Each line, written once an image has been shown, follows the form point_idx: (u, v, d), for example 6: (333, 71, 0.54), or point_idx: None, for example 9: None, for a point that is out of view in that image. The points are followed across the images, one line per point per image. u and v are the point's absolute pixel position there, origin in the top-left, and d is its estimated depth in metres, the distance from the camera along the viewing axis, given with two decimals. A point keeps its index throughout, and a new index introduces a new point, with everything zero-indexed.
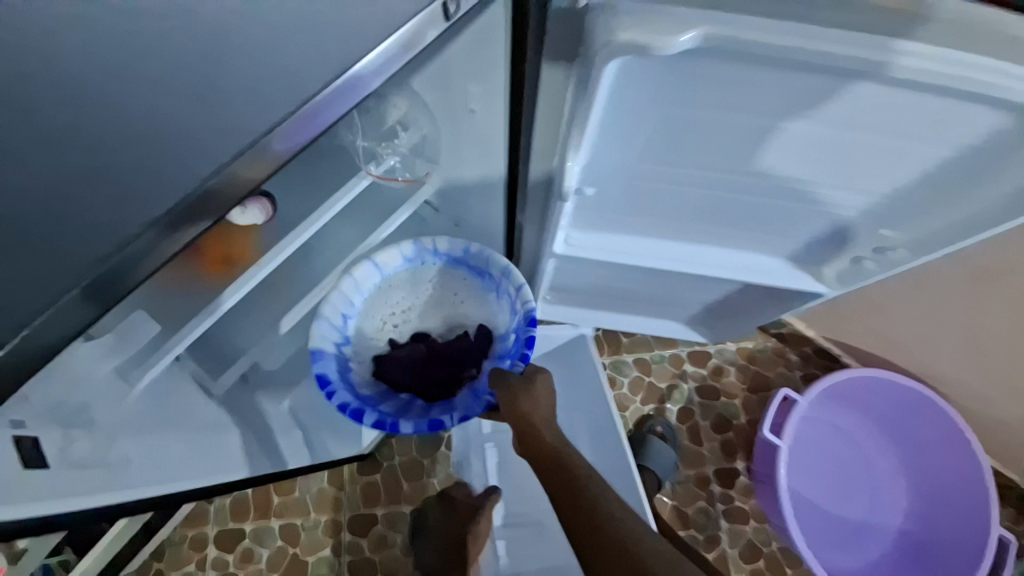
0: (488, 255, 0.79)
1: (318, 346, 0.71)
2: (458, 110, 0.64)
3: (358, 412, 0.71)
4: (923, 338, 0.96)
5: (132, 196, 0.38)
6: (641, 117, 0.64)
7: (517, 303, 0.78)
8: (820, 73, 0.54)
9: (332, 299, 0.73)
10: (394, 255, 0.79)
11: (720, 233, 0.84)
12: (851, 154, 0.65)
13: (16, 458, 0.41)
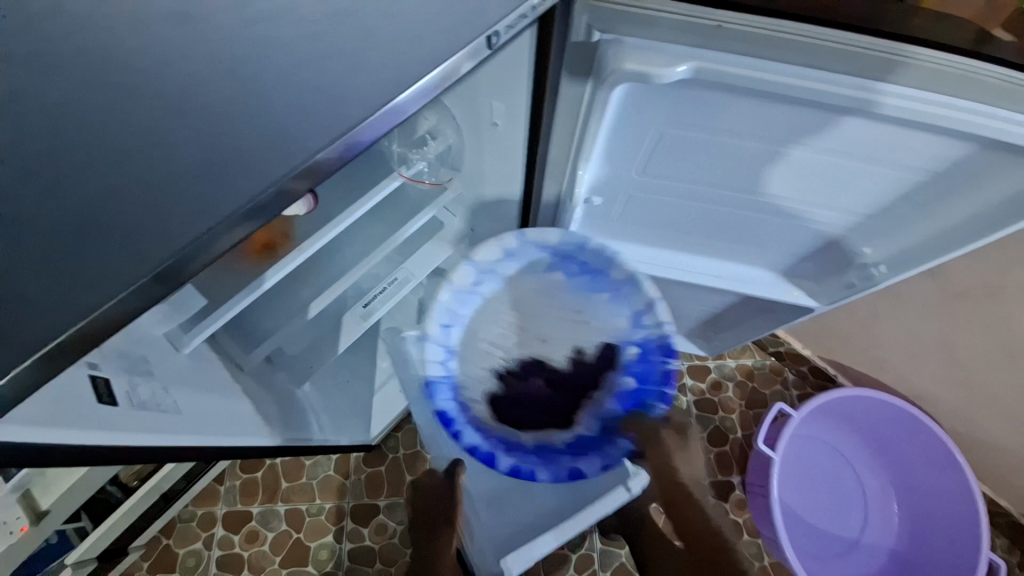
0: (609, 252, 0.70)
1: (432, 376, 0.67)
2: (482, 123, 0.61)
3: (489, 456, 0.63)
4: (917, 361, 0.97)
5: (206, 183, 0.37)
6: (645, 137, 0.56)
7: (646, 318, 0.69)
8: (807, 107, 0.49)
9: (432, 312, 0.69)
10: (491, 248, 0.70)
11: (718, 244, 0.74)
12: (846, 180, 0.59)
13: (91, 393, 0.43)
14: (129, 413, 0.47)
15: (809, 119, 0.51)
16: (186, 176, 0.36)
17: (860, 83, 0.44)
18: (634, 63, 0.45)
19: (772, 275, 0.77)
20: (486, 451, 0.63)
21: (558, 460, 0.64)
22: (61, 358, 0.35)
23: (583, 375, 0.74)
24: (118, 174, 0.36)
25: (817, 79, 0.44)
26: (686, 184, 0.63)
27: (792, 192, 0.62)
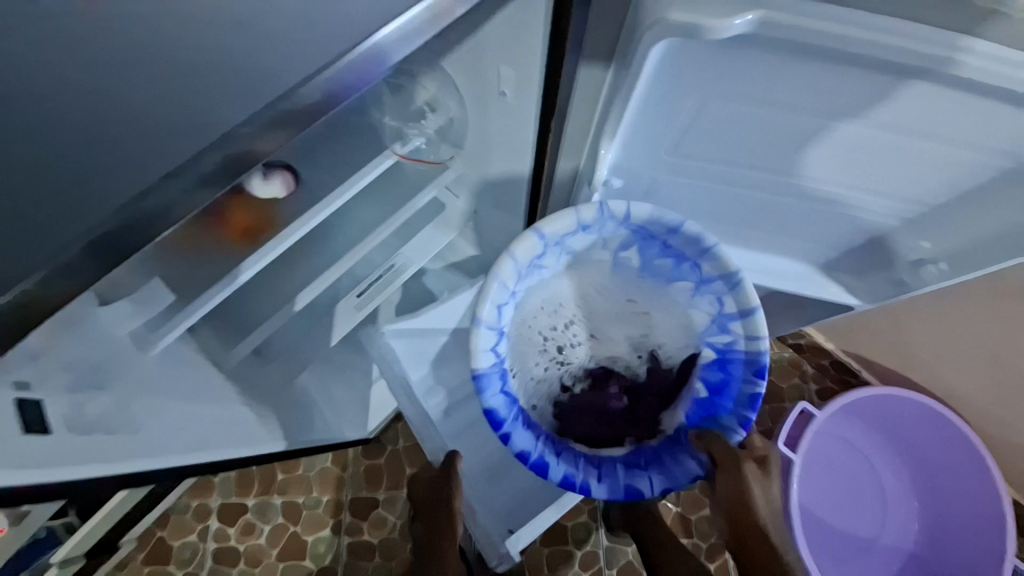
0: (702, 240, 0.63)
1: (482, 372, 0.63)
2: (488, 91, 0.53)
3: (541, 465, 0.65)
4: (951, 358, 0.90)
5: (150, 138, 0.32)
6: (679, 110, 0.48)
7: (736, 326, 0.67)
8: (877, 73, 0.41)
9: (490, 288, 0.62)
10: (568, 221, 0.62)
11: (749, 233, 0.66)
12: (902, 162, 0.51)
13: (17, 420, 0.40)
14: (65, 441, 0.42)
15: (875, 88, 0.42)
16: (137, 140, 0.32)
17: (944, 38, 0.36)
18: (682, 13, 0.36)
19: (808, 268, 0.70)
20: (537, 458, 0.65)
21: (615, 474, 0.67)
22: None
23: (651, 382, 0.78)
24: (42, 127, 0.30)
25: (900, 37, 0.36)
26: (721, 164, 0.55)
27: (841, 175, 0.54)
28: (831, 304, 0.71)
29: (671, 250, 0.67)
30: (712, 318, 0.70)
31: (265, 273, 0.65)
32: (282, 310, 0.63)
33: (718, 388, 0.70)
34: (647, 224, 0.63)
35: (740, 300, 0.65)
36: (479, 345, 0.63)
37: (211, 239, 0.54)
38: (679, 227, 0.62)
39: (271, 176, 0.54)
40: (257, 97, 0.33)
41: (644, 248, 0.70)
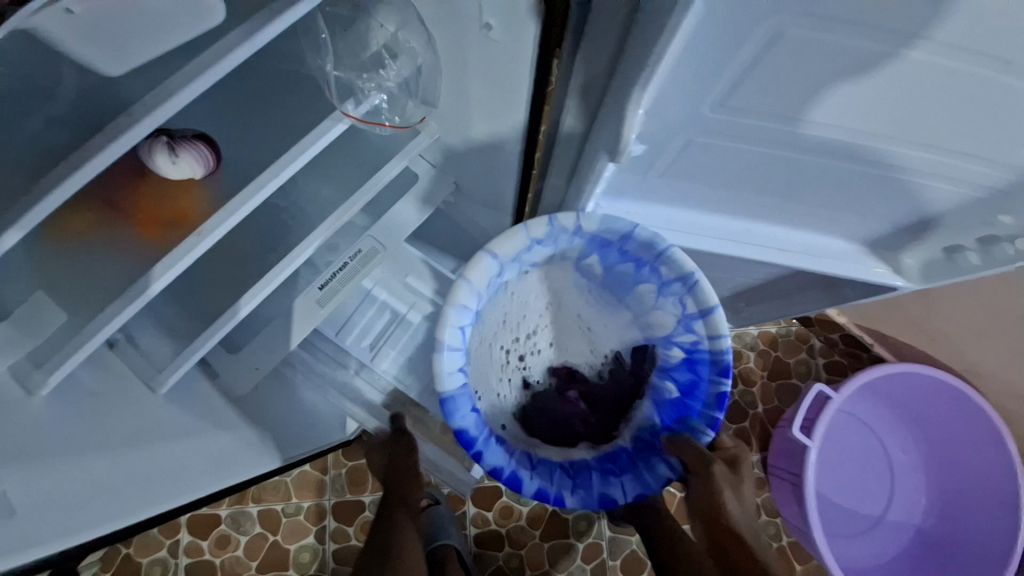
0: (656, 244, 0.59)
1: (449, 396, 0.59)
2: (467, 26, 0.39)
3: (514, 479, 0.62)
4: (982, 337, 0.83)
5: None
6: (727, 48, 0.34)
7: (697, 327, 0.64)
8: None
9: (450, 312, 0.59)
10: (519, 239, 0.60)
11: (783, 208, 0.55)
12: (954, 105, 0.38)
13: None
14: None
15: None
16: None
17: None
18: None
19: (850, 246, 0.60)
20: (510, 472, 0.62)
21: (589, 483, 0.65)
22: None
23: (617, 384, 0.76)
24: None
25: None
26: (769, 122, 0.42)
27: (930, 136, 0.42)
28: (870, 287, 0.62)
29: (628, 254, 0.63)
30: (677, 319, 0.67)
31: (199, 271, 0.53)
32: (224, 317, 0.50)
33: (689, 389, 0.68)
34: (599, 235, 0.60)
35: (699, 300, 0.62)
36: (443, 369, 0.58)
37: (111, 237, 0.42)
38: (632, 232, 0.58)
39: (181, 155, 0.40)
40: None
41: (603, 253, 0.67)
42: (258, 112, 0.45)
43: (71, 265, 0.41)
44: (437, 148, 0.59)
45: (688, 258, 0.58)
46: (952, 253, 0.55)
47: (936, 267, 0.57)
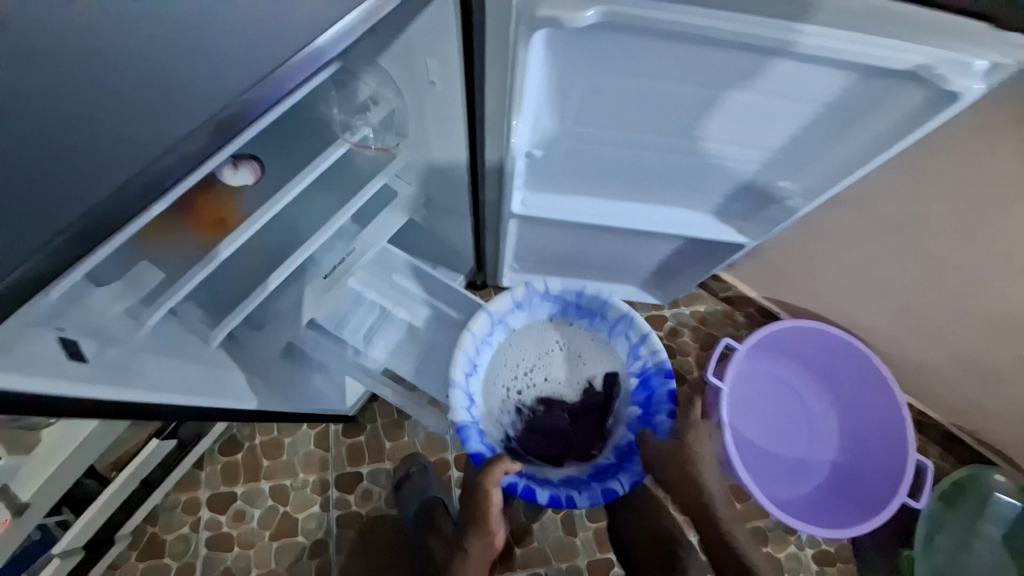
0: (601, 296, 0.96)
1: (462, 421, 0.86)
2: (420, 81, 0.61)
3: (533, 492, 0.86)
4: (849, 293, 1.01)
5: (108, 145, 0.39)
6: (568, 83, 0.58)
7: (642, 353, 0.95)
8: (727, 47, 0.51)
9: (460, 354, 0.88)
10: (506, 299, 0.95)
11: (647, 188, 0.75)
12: (726, 112, 0.60)
13: (60, 350, 0.48)
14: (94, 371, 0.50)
15: (725, 58, 0.52)
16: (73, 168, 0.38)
17: (787, 24, 0.45)
18: (541, 11, 0.45)
19: (708, 217, 0.79)
20: (525, 486, 0.86)
21: (590, 487, 0.89)
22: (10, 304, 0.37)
23: (592, 406, 0.98)
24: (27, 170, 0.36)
25: (751, 14, 0.45)
26: (617, 130, 0.65)
27: (718, 135, 0.64)
28: (732, 247, 0.84)
29: (585, 309, 0.98)
30: (626, 353, 0.97)
31: (230, 262, 0.71)
32: (257, 288, 0.69)
33: (646, 403, 0.94)
34: (564, 293, 0.97)
35: (638, 330, 0.94)
36: (456, 402, 0.86)
37: (184, 231, 0.61)
38: (583, 290, 0.96)
39: (240, 168, 0.62)
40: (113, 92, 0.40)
41: (567, 313, 1.00)
42: (282, 141, 0.66)
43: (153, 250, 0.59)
44: (408, 172, 0.82)
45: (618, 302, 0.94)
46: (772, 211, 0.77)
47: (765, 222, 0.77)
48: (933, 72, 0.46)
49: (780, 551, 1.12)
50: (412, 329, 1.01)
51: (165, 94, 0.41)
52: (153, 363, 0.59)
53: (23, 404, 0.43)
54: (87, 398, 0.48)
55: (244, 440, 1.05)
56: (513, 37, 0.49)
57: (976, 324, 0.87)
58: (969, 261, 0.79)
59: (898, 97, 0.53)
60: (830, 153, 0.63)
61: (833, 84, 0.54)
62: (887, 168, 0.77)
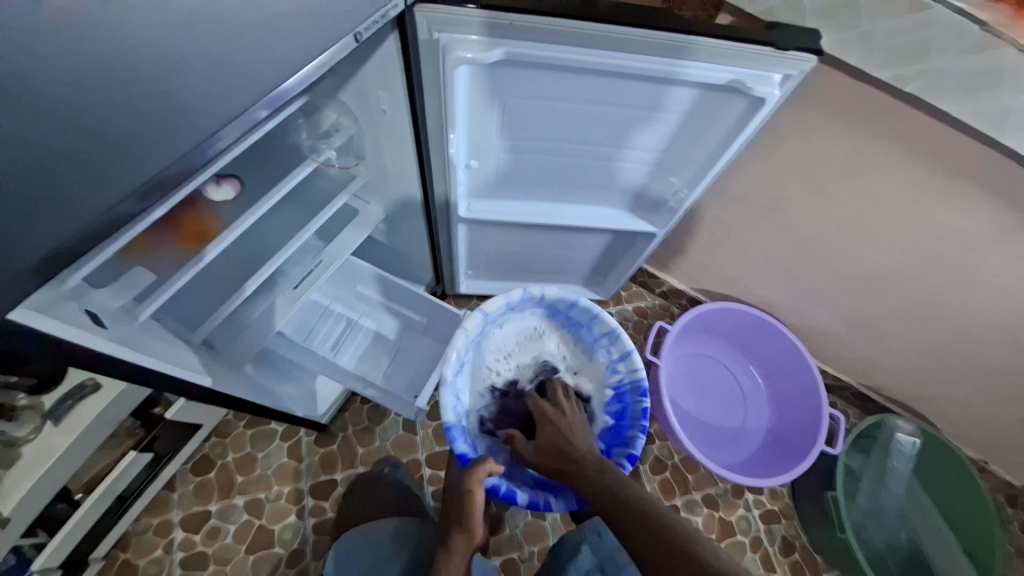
0: (590, 309, 0.98)
1: (451, 423, 0.86)
2: (374, 110, 0.74)
3: (512, 495, 0.86)
4: (752, 271, 1.21)
5: (106, 163, 0.43)
6: (490, 107, 0.74)
7: (624, 368, 0.98)
8: (608, 75, 0.68)
9: (449, 353, 0.91)
10: (500, 302, 0.97)
11: (569, 191, 0.93)
12: (617, 123, 0.77)
13: (88, 318, 0.54)
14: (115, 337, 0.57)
15: (605, 85, 0.70)
16: (79, 175, 0.42)
17: (668, 60, 0.63)
18: (461, 50, 0.62)
19: (622, 211, 0.97)
20: (507, 489, 0.86)
21: (568, 493, 0.88)
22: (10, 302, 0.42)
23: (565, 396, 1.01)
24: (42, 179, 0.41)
25: (618, 51, 0.62)
26: (536, 142, 0.81)
27: (614, 142, 0.81)
28: (648, 237, 1.00)
29: (571, 319, 1.03)
30: (607, 365, 1.01)
31: (206, 274, 0.79)
32: (234, 294, 0.76)
33: (618, 415, 0.98)
34: (555, 302, 1.01)
35: (620, 346, 0.98)
36: (446, 402, 0.87)
37: (168, 243, 0.69)
38: (576, 302, 0.99)
39: (222, 185, 0.73)
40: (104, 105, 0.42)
41: (553, 320, 1.05)
42: (255, 166, 0.77)
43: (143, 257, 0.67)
44: (368, 191, 0.94)
45: (609, 318, 0.97)
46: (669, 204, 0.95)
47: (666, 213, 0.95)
48: (743, 84, 0.66)
49: (730, 514, 1.23)
50: (378, 334, 1.09)
51: (163, 116, 0.45)
52: (157, 343, 0.65)
53: (76, 359, 0.51)
54: (116, 357, 0.55)
55: (217, 458, 1.09)
56: (442, 71, 0.65)
57: (844, 281, 1.08)
58: (823, 228, 1.00)
59: (730, 103, 0.72)
60: (706, 153, 0.81)
61: (686, 99, 0.72)
62: (757, 169, 0.98)
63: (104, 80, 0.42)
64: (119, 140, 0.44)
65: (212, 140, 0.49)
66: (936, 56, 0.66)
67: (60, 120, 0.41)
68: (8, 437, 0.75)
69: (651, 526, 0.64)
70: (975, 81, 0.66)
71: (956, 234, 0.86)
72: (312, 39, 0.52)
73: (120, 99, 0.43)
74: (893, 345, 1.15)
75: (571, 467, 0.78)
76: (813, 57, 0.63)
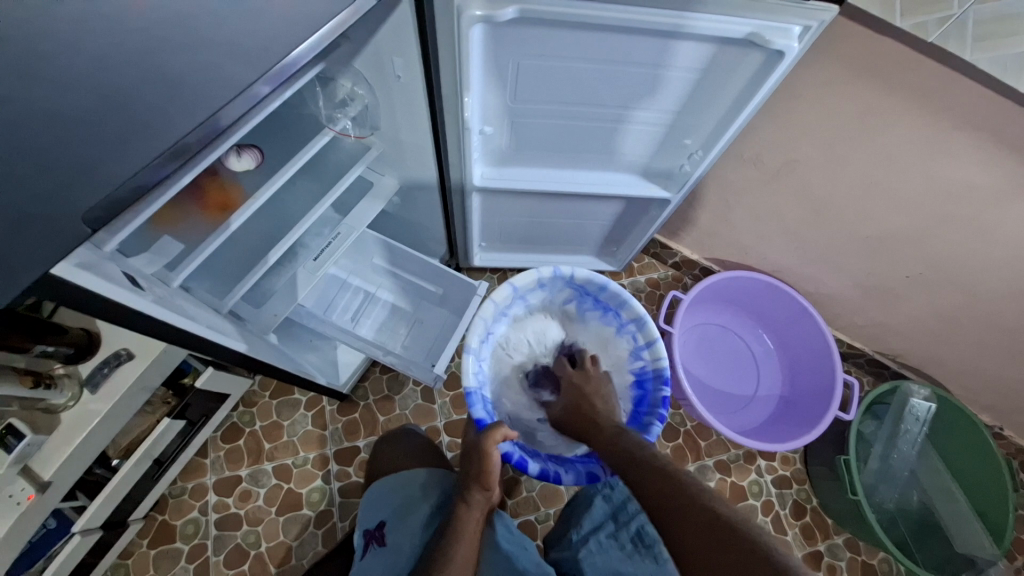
0: (620, 294, 0.98)
1: (471, 388, 0.88)
2: (388, 76, 0.74)
3: (523, 463, 0.85)
4: (767, 237, 1.20)
5: (119, 136, 0.41)
6: (503, 70, 0.74)
7: (648, 357, 0.97)
8: (622, 33, 0.67)
9: (475, 324, 0.92)
10: (531, 276, 0.97)
11: (587, 158, 0.93)
12: (632, 83, 0.76)
13: (127, 277, 0.58)
14: (153, 299, 0.60)
15: (620, 43, 0.69)
16: (94, 148, 0.41)
17: (680, 14, 0.62)
18: (477, 10, 0.61)
19: (636, 176, 0.98)
20: (519, 457, 0.86)
21: (578, 466, 0.88)
22: (25, 280, 0.40)
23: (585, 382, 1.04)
24: (61, 153, 0.40)
25: (630, 6, 0.61)
26: (552, 105, 0.80)
27: (628, 104, 0.80)
28: (661, 203, 1.00)
29: (600, 302, 1.03)
30: (630, 351, 1.01)
31: (230, 245, 0.81)
32: (258, 264, 0.78)
33: (637, 400, 0.98)
34: (584, 283, 1.00)
35: (647, 335, 0.97)
36: (469, 368, 0.89)
37: (194, 213, 0.71)
38: (605, 284, 0.98)
39: (244, 154, 0.73)
40: (112, 75, 0.41)
41: (581, 301, 1.05)
42: (275, 137, 0.78)
43: (167, 227, 0.69)
44: (382, 163, 0.94)
45: (637, 304, 0.96)
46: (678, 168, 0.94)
47: (679, 178, 0.95)
48: (761, 37, 0.65)
49: (743, 479, 1.25)
50: (396, 305, 1.12)
51: (171, 85, 0.43)
52: (191, 308, 0.69)
53: (117, 315, 0.55)
54: (153, 317, 0.59)
55: (246, 426, 1.14)
56: (454, 32, 0.64)
57: (859, 245, 1.07)
58: (838, 190, 0.99)
59: (745, 58, 0.71)
60: (720, 113, 0.80)
61: (700, 55, 0.71)
62: (773, 133, 0.97)
63: (110, 50, 0.41)
64: (127, 114, 0.41)
65: (219, 116, 0.45)
66: (960, 3, 0.63)
67: (75, 90, 0.40)
68: (48, 403, 0.77)
69: (697, 516, 0.59)
70: (997, 27, 0.64)
71: (977, 192, 0.84)
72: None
73: (125, 66, 0.41)
74: (907, 310, 1.15)
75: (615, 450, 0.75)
76: (835, 7, 0.62)
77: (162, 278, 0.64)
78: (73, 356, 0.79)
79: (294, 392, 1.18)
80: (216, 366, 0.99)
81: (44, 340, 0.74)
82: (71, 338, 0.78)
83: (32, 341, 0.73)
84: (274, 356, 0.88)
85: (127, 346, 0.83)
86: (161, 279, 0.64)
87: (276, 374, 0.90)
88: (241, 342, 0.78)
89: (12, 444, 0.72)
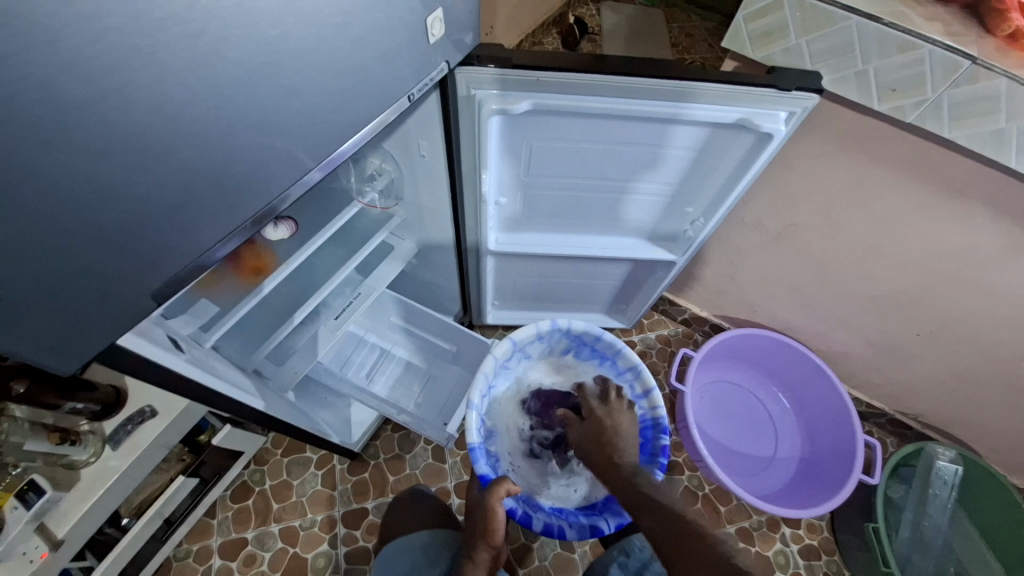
0: (616, 344, 0.99)
1: (474, 444, 0.87)
2: (414, 156, 0.82)
3: (527, 518, 0.85)
4: (776, 295, 1.23)
5: (188, 228, 0.48)
6: (516, 151, 0.82)
7: (646, 407, 0.97)
8: (624, 119, 0.74)
9: (476, 379, 0.92)
10: (530, 330, 0.99)
11: (592, 222, 0.99)
12: (634, 159, 0.83)
13: (169, 342, 0.62)
14: (191, 361, 0.65)
15: (624, 127, 0.76)
16: (165, 239, 0.47)
17: (675, 104, 0.70)
18: (494, 104, 0.70)
19: (642, 240, 1.03)
20: (523, 513, 0.85)
21: (580, 519, 0.88)
22: (100, 344, 0.48)
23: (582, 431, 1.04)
24: (136, 244, 0.45)
25: (630, 98, 0.69)
26: (560, 179, 0.87)
27: (630, 176, 0.87)
28: (666, 263, 1.05)
29: (597, 351, 1.03)
30: (629, 400, 1.01)
31: (259, 307, 0.86)
32: (284, 324, 0.83)
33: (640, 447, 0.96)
34: (581, 334, 1.01)
35: (644, 382, 0.97)
36: (472, 424, 0.89)
37: (231, 278, 0.77)
38: (601, 335, 0.99)
39: (280, 225, 0.80)
40: (186, 178, 0.45)
41: (579, 351, 1.06)
42: (309, 209, 0.86)
43: (205, 290, 0.74)
44: (403, 228, 1.01)
45: (633, 353, 0.97)
46: (683, 232, 1.00)
47: (683, 241, 1.00)
48: (751, 122, 0.71)
49: (768, 549, 1.18)
50: (410, 361, 1.14)
51: (237, 183, 0.49)
52: (223, 371, 0.73)
53: (160, 376, 0.59)
54: (188, 377, 0.63)
55: (255, 484, 1.13)
56: (477, 119, 0.72)
57: (867, 303, 1.09)
58: (841, 251, 1.03)
59: (737, 139, 0.78)
60: (720, 182, 0.86)
61: (696, 137, 0.78)
62: (772, 200, 1.02)
63: (181, 155, 0.43)
64: (195, 208, 0.47)
65: (273, 203, 0.54)
66: (934, 89, 0.70)
67: (151, 191, 0.43)
68: (70, 459, 0.78)
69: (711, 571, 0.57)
70: (974, 109, 0.69)
71: (974, 253, 0.87)
72: (379, 100, 0.57)
73: (198, 169, 0.45)
74: (922, 368, 1.14)
75: (639, 501, 0.70)
76: (816, 96, 0.69)
77: (198, 339, 0.68)
78: (100, 413, 0.81)
79: (306, 449, 1.17)
80: (233, 423, 1.00)
81: (76, 397, 0.76)
82: (100, 395, 0.80)
83: (65, 398, 0.76)
84: (291, 413, 0.90)
85: (152, 403, 0.85)
86: (195, 341, 0.68)
87: (294, 432, 0.91)
88: (260, 400, 0.80)
89: (32, 500, 0.71)
